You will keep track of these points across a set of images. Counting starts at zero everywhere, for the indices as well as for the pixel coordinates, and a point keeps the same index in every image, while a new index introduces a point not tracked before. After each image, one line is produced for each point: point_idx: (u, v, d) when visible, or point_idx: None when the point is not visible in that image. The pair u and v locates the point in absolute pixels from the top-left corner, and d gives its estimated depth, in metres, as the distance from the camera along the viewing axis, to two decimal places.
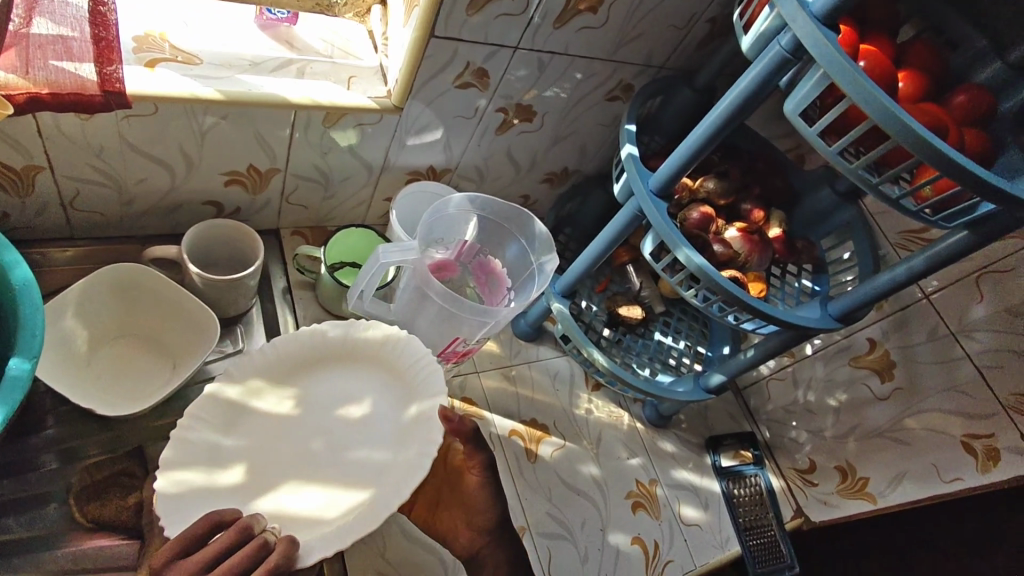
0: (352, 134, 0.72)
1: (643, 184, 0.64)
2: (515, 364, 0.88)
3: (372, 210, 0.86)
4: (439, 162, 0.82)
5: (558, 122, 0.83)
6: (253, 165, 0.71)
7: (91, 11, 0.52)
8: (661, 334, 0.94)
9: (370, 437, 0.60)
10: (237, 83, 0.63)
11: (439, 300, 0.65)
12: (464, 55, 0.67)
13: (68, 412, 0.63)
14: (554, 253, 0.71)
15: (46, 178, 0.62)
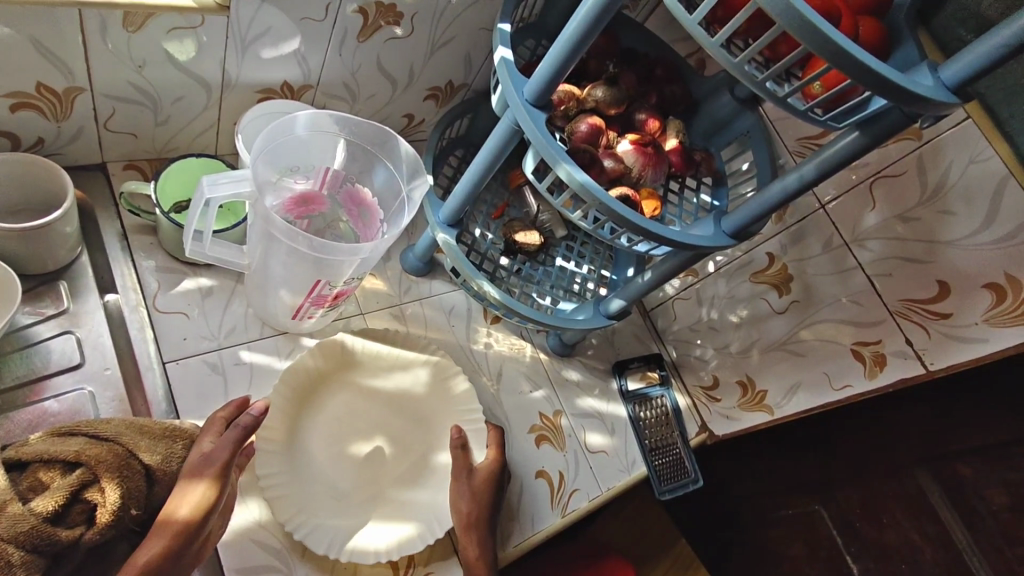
0: (171, 45, 0.59)
1: (517, 93, 0.56)
2: (406, 303, 0.80)
3: (224, 137, 0.73)
4: (294, 76, 0.70)
5: (431, 27, 0.72)
6: (45, 84, 0.57)
7: None
8: (563, 259, 0.88)
9: (421, 447, 0.70)
10: None
11: (290, 240, 0.56)
12: None
13: None
14: (423, 175, 0.61)
15: None
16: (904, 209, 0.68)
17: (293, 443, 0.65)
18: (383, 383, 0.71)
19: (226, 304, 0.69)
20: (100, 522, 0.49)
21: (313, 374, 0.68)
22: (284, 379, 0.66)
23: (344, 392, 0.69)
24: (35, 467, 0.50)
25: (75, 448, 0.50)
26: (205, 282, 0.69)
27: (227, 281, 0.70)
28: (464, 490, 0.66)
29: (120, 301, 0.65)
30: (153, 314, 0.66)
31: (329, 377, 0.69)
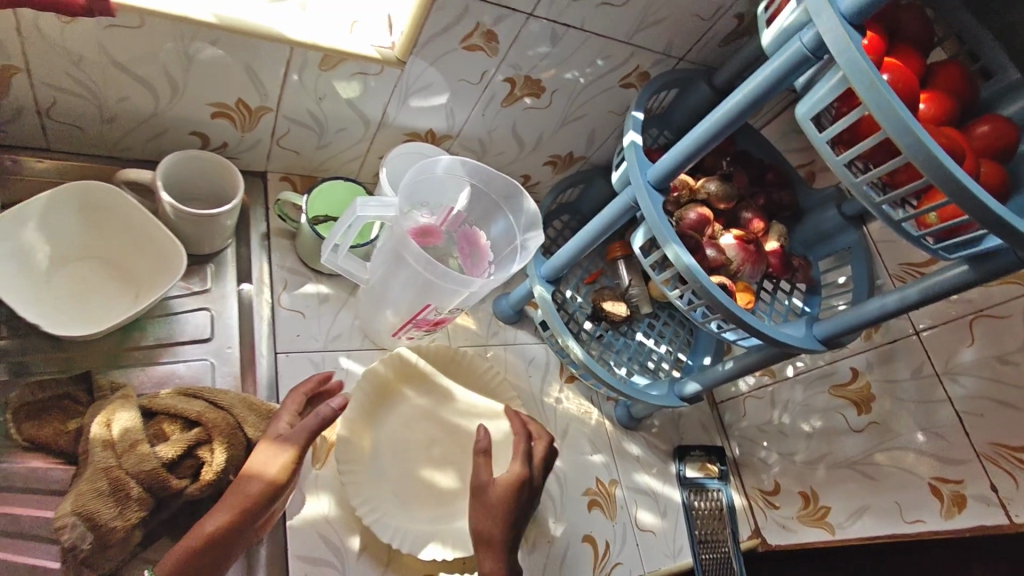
0: (353, 87, 0.69)
1: (641, 174, 0.61)
2: (492, 345, 0.85)
3: (367, 167, 0.83)
4: (440, 126, 0.79)
5: (568, 103, 0.80)
6: (243, 100, 0.67)
7: None
8: (644, 335, 0.91)
9: None
10: (237, 8, 0.59)
11: (415, 264, 0.63)
12: (473, 15, 0.63)
13: (24, 324, 0.61)
14: (539, 230, 0.67)
15: (22, 81, 0.57)
16: (1004, 351, 0.67)
17: (364, 441, 0.69)
18: (455, 402, 0.75)
19: (338, 312, 0.76)
20: (205, 479, 0.54)
21: (389, 377, 0.73)
22: (368, 377, 0.71)
23: (414, 402, 0.74)
24: (161, 417, 0.56)
25: (198, 409, 0.57)
26: (324, 289, 0.77)
27: (341, 293, 0.78)
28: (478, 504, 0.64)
29: (252, 292, 0.73)
30: (277, 308, 0.73)
31: (404, 385, 0.74)
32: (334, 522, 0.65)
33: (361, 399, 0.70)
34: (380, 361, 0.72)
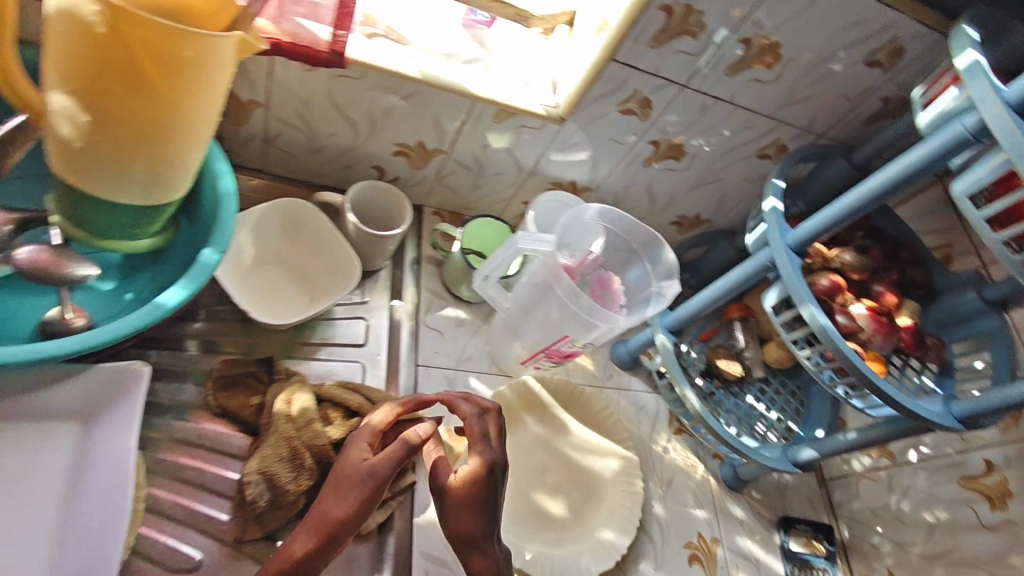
0: (513, 139, 0.78)
1: (780, 237, 0.65)
2: (606, 387, 0.88)
3: (509, 210, 0.91)
4: (582, 179, 0.86)
5: (704, 167, 0.85)
6: (423, 142, 0.77)
7: None
8: (754, 398, 0.91)
9: (587, 505, 0.76)
10: (437, 66, 0.69)
11: (561, 294, 0.70)
12: (635, 83, 0.70)
13: (221, 311, 0.72)
14: (676, 279, 0.72)
15: (260, 113, 0.70)
16: None
17: None
18: (569, 433, 0.80)
19: (472, 337, 0.83)
20: None
21: (513, 402, 0.78)
22: (495, 399, 0.76)
23: (532, 428, 0.78)
24: (328, 404, 0.65)
25: (360, 401, 0.65)
26: (462, 313, 0.84)
27: (477, 319, 0.85)
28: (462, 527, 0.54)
29: (402, 308, 0.80)
30: (420, 325, 0.81)
31: (524, 410, 0.79)
32: None
33: None
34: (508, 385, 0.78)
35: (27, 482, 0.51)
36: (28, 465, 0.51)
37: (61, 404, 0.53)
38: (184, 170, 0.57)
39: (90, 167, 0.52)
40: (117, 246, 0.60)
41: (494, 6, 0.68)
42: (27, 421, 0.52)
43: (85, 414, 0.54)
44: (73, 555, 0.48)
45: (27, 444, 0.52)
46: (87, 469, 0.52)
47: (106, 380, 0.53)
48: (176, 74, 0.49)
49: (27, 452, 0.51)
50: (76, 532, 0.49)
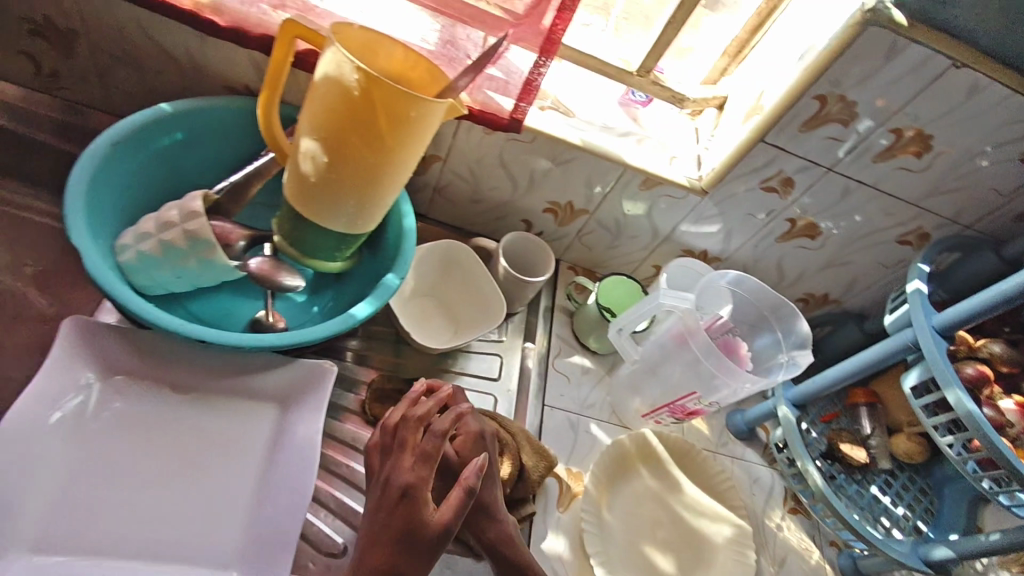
0: (646, 209, 0.85)
1: (925, 319, 0.67)
2: (720, 454, 0.88)
3: (638, 271, 0.97)
4: (714, 248, 0.91)
5: (839, 248, 0.87)
6: (572, 202, 0.86)
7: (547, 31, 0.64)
8: (879, 489, 0.87)
9: (698, 568, 0.76)
10: (596, 137, 0.78)
11: (696, 351, 0.74)
12: (782, 163, 0.75)
13: (379, 331, 0.82)
14: (808, 350, 0.73)
15: (438, 165, 0.82)
16: None
17: (602, 501, 0.77)
18: (683, 492, 0.80)
19: (595, 386, 0.88)
20: None
21: (631, 452, 0.81)
22: (613, 446, 0.80)
23: (646, 481, 0.80)
24: None
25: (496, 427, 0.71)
26: (587, 362, 0.89)
27: (600, 369, 0.90)
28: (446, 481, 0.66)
29: (533, 349, 0.86)
30: (548, 367, 0.86)
31: (641, 463, 0.81)
32: (567, 564, 0.72)
33: (606, 462, 0.79)
34: (629, 435, 0.81)
35: (237, 449, 0.61)
36: (239, 435, 0.62)
37: (268, 389, 0.64)
38: (384, 206, 0.67)
39: (318, 197, 0.64)
40: (316, 266, 0.71)
41: (654, 88, 0.78)
42: (241, 399, 0.64)
43: (284, 399, 0.65)
44: (267, 514, 0.58)
45: (239, 418, 0.63)
46: (282, 444, 0.62)
47: (305, 373, 0.64)
48: (398, 127, 0.60)
49: (239, 424, 0.63)
50: (270, 495, 0.59)
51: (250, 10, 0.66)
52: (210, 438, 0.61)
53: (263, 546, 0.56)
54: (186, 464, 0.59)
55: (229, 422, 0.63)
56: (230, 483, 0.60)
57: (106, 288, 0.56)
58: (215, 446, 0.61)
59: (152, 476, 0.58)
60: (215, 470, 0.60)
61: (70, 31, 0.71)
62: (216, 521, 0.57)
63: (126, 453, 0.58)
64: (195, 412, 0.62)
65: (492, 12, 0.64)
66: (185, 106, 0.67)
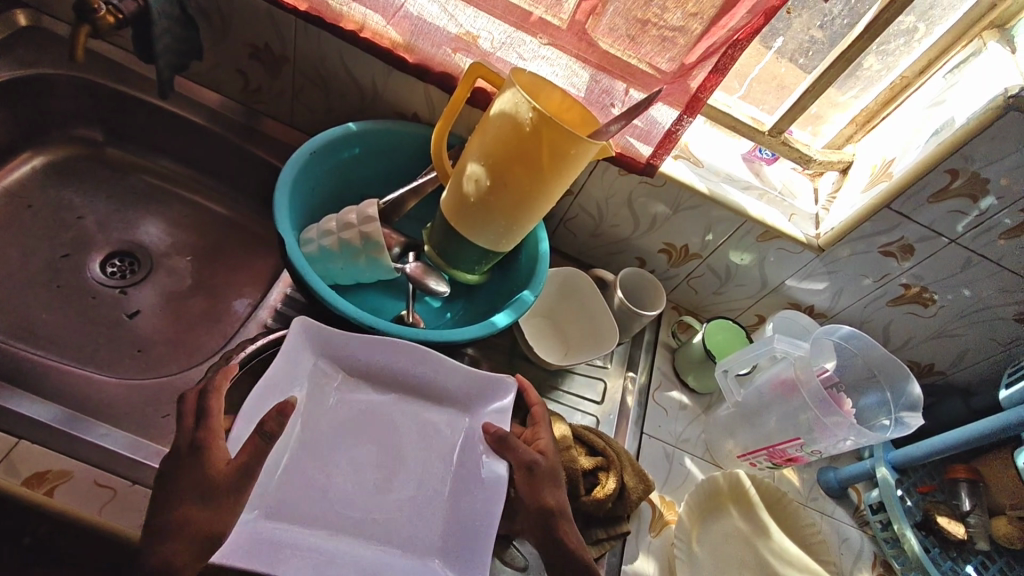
0: (757, 260, 0.89)
1: None
2: (809, 507, 0.89)
3: (740, 318, 1.01)
4: (821, 304, 0.93)
5: (950, 319, 0.88)
6: (687, 246, 0.91)
7: (696, 89, 0.71)
8: (975, 570, 0.82)
9: None
10: (720, 187, 0.84)
11: (805, 400, 0.77)
12: (904, 230, 0.78)
13: (496, 342, 0.89)
14: (919, 414, 0.75)
15: (569, 199, 0.90)
16: None
17: (692, 530, 0.79)
18: (772, 539, 0.81)
19: (691, 422, 0.91)
20: (598, 495, 0.72)
21: (723, 491, 0.83)
22: (708, 483, 0.82)
23: (737, 522, 0.82)
24: (583, 440, 0.77)
25: (603, 444, 0.77)
26: (684, 399, 0.93)
27: (697, 407, 0.93)
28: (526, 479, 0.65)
29: (634, 379, 0.91)
30: (649, 399, 0.91)
31: (732, 501, 0.83)
32: None
33: (702, 491, 0.82)
34: (724, 474, 0.84)
35: (426, 447, 0.70)
36: (427, 432, 0.71)
37: (452, 394, 0.73)
38: (525, 229, 0.75)
39: (474, 214, 0.72)
40: (458, 275, 0.80)
41: (783, 148, 0.84)
42: (429, 402, 0.73)
43: (466, 405, 0.73)
44: (461, 510, 0.65)
45: (427, 418, 0.72)
46: (468, 447, 0.70)
47: (487, 383, 0.73)
48: (557, 164, 0.67)
49: (427, 425, 0.71)
50: (460, 494, 0.66)
51: (435, 52, 0.77)
52: (403, 434, 0.70)
53: (460, 539, 0.63)
54: (388, 455, 0.68)
55: (423, 422, 0.72)
56: (427, 477, 0.68)
57: (299, 272, 0.66)
58: (408, 441, 0.70)
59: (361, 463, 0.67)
60: (409, 465, 0.68)
61: (281, 56, 0.84)
62: (412, 512, 0.65)
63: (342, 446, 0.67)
64: (393, 409, 0.72)
65: (643, 68, 0.72)
66: (369, 126, 0.79)
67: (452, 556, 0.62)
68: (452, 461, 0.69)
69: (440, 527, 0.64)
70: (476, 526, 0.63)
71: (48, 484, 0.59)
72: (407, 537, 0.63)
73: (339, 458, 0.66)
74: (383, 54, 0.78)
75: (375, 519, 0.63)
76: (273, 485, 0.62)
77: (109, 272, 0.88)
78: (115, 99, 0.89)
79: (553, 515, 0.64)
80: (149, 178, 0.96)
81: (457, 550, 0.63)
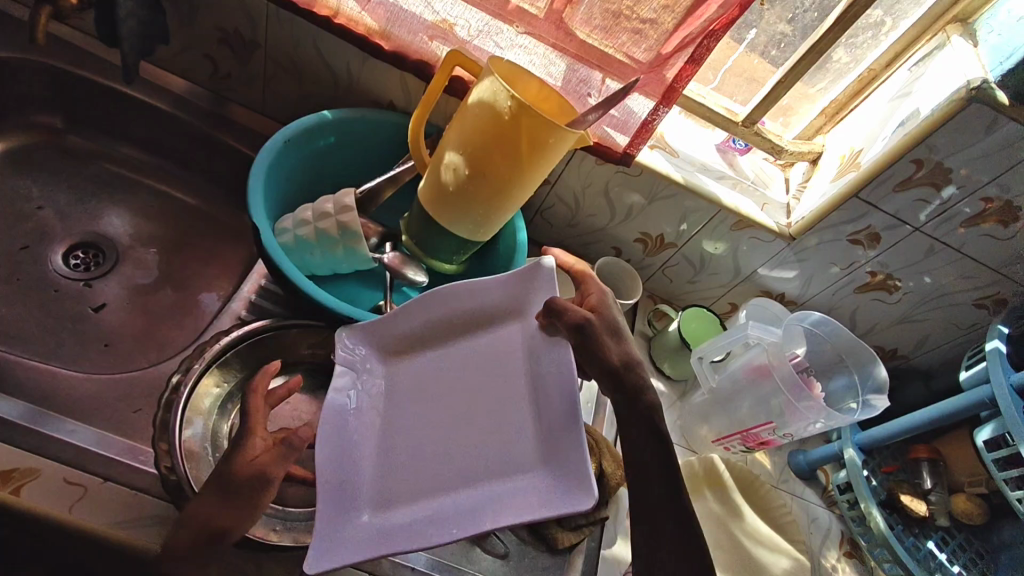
0: (732, 249, 0.91)
1: (1004, 376, 0.71)
2: (780, 489, 0.92)
3: (714, 306, 1.02)
4: (792, 292, 0.96)
5: (913, 305, 0.91)
6: (662, 235, 0.92)
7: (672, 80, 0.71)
8: (936, 545, 0.85)
9: None
10: (694, 176, 0.85)
11: (776, 384, 0.79)
12: (871, 218, 0.81)
13: None
14: (885, 395, 0.78)
15: (545, 189, 0.90)
16: None
17: None
18: (744, 519, 0.83)
19: (666, 409, 0.93)
20: None
21: (698, 474, 0.85)
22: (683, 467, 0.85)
23: (710, 504, 0.83)
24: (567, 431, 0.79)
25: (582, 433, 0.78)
26: (660, 386, 0.95)
27: (673, 394, 0.95)
28: (578, 339, 0.60)
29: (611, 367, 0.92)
30: None
31: (705, 484, 0.85)
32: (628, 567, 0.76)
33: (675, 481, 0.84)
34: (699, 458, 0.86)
35: (495, 373, 0.65)
36: (492, 358, 0.66)
37: (503, 301, 0.68)
38: (505, 217, 0.75)
39: (452, 203, 0.72)
40: (436, 266, 0.80)
41: (756, 139, 0.86)
42: (488, 329, 0.68)
43: (518, 305, 0.67)
44: (548, 411, 0.59)
45: (489, 342, 0.67)
46: (534, 347, 0.64)
47: (529, 278, 0.67)
48: (537, 151, 0.67)
49: (491, 351, 0.66)
50: (541, 401, 0.60)
51: (412, 39, 0.76)
52: (475, 369, 0.66)
53: (556, 440, 0.57)
54: (464, 397, 0.64)
55: (484, 350, 0.67)
56: (506, 400, 0.62)
57: (275, 262, 0.65)
58: (480, 373, 0.65)
59: (438, 419, 0.63)
60: (490, 397, 0.63)
61: (252, 42, 0.82)
62: (505, 437, 0.60)
63: (418, 413, 0.65)
64: (457, 352, 0.68)
65: (619, 58, 0.72)
66: (342, 114, 0.77)
67: (555, 457, 0.56)
68: (524, 368, 0.63)
69: (535, 437, 0.59)
70: (565, 420, 0.57)
71: (13, 483, 0.57)
72: (509, 463, 0.58)
73: (419, 425, 0.64)
74: (359, 41, 0.76)
75: (474, 463, 0.59)
76: (370, 477, 0.61)
77: (72, 264, 0.85)
78: (75, 83, 0.85)
79: (620, 373, 0.59)
80: (113, 167, 0.93)
81: (558, 451, 0.56)
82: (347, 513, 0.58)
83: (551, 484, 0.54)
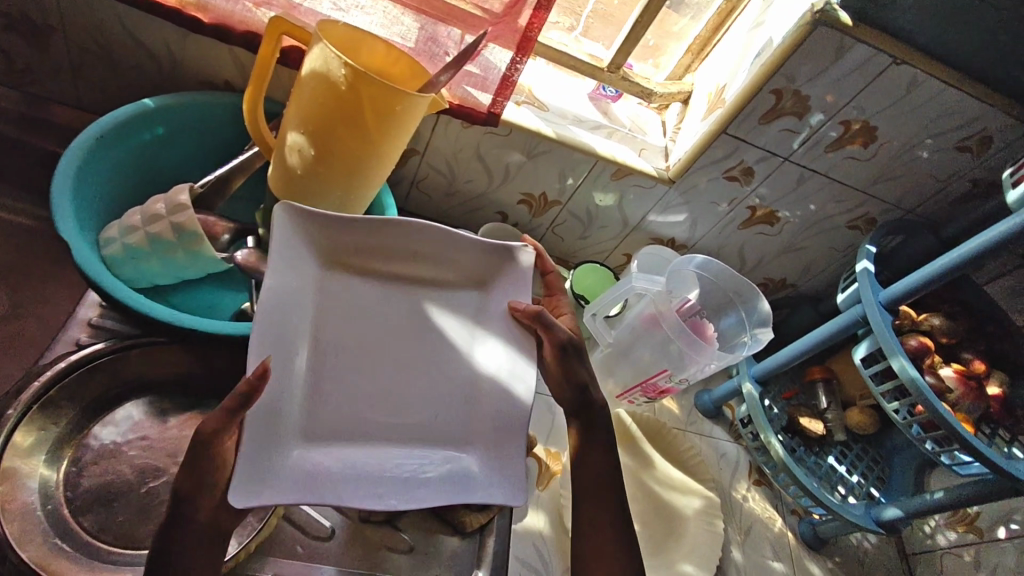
0: (619, 199, 0.89)
1: (873, 294, 0.73)
2: (689, 432, 0.94)
3: (609, 259, 1.01)
4: (681, 236, 0.96)
5: (793, 235, 0.93)
6: (545, 194, 0.89)
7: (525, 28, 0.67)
8: (836, 459, 0.90)
9: (670, 533, 0.79)
10: (567, 129, 0.82)
11: (666, 331, 0.78)
12: (742, 153, 0.80)
13: None
14: (768, 329, 0.79)
15: (416, 160, 0.85)
16: None
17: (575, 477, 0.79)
18: (655, 467, 0.84)
19: None
20: None
21: None
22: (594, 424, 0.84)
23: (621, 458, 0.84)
24: None
25: None
26: None
27: None
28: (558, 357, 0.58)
29: None
30: None
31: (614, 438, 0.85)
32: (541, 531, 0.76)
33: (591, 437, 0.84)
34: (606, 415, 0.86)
35: (439, 326, 0.56)
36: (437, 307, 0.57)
37: (469, 264, 0.58)
38: (366, 197, 0.69)
39: (301, 187, 0.65)
40: None
41: (624, 83, 0.83)
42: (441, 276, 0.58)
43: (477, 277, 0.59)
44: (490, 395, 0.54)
45: (442, 296, 0.57)
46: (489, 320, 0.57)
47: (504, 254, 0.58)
48: (387, 122, 0.61)
49: (437, 298, 0.57)
50: (487, 374, 0.55)
51: (234, 8, 0.68)
52: (425, 308, 0.57)
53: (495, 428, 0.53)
54: (409, 333, 0.55)
55: (432, 294, 0.57)
56: (443, 360, 0.55)
57: (93, 277, 0.57)
58: (425, 320, 0.56)
59: (385, 348, 0.54)
60: (430, 345, 0.55)
61: (46, 26, 0.71)
62: (438, 401, 0.54)
63: (360, 332, 0.53)
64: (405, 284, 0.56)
65: (467, 9, 0.67)
66: (165, 101, 0.68)
67: (489, 446, 0.52)
68: (469, 334, 0.56)
69: (470, 415, 0.54)
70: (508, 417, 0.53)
71: None
72: (439, 433, 0.53)
73: (360, 350, 0.53)
74: (170, 14, 0.67)
75: (416, 419, 0.53)
76: (298, 401, 0.49)
77: None
78: None
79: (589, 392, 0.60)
80: None
81: (494, 441, 0.52)
82: (269, 449, 0.46)
83: (485, 474, 0.51)
